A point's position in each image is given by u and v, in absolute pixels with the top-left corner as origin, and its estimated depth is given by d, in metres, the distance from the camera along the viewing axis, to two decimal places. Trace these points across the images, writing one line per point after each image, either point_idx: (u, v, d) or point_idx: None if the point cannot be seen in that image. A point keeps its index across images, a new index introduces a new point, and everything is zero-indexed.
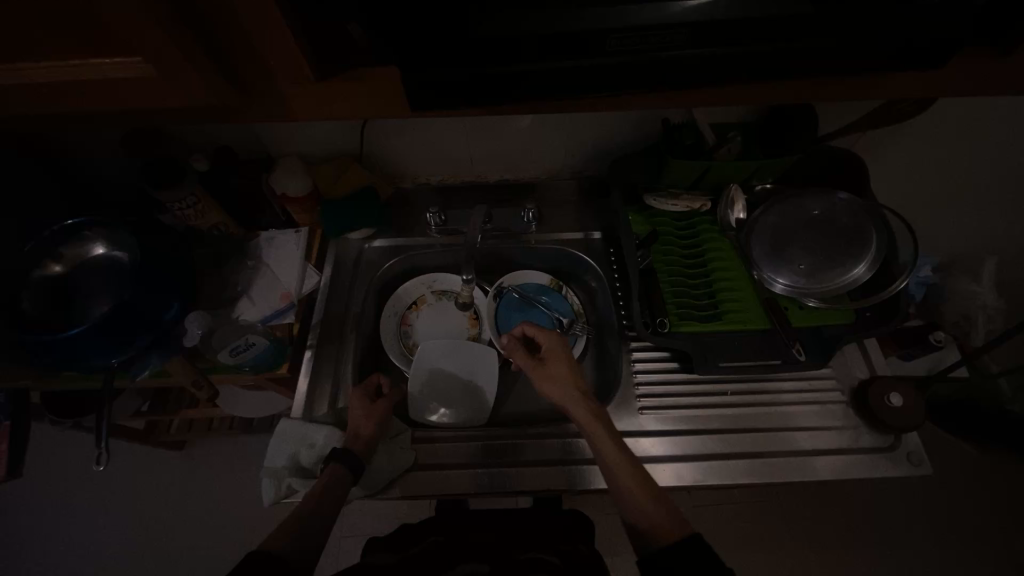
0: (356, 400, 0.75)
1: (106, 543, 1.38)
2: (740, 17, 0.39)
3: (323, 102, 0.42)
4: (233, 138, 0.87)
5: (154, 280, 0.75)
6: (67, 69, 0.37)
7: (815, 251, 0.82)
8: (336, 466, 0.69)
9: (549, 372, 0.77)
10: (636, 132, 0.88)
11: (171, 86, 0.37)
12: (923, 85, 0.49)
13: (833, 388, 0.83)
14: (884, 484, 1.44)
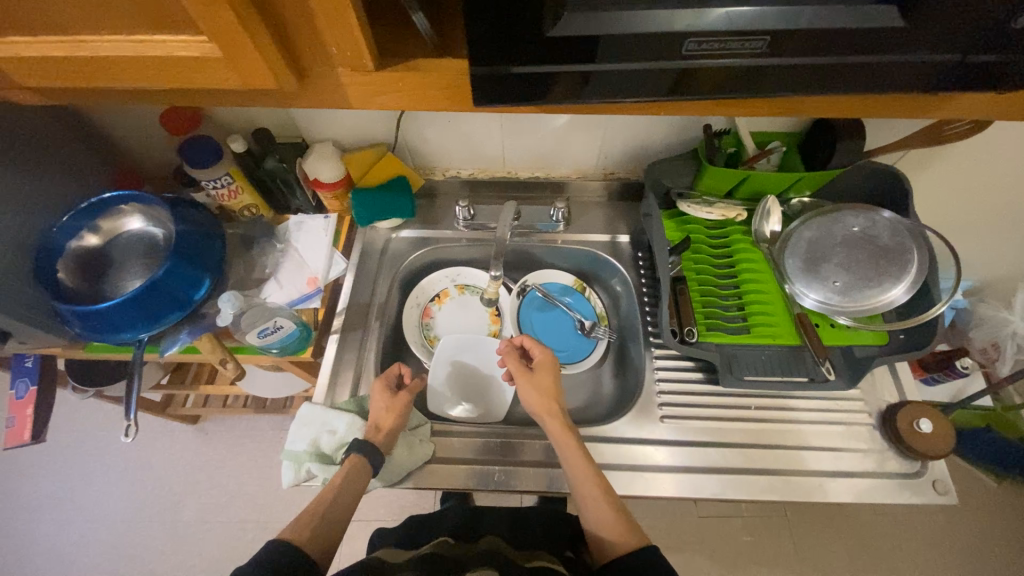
0: (379, 391, 0.75)
1: (119, 512, 1.41)
2: (826, 27, 0.37)
3: (377, 91, 0.42)
4: (270, 120, 0.87)
5: (187, 258, 0.76)
6: (133, 45, 0.37)
7: (853, 269, 0.80)
8: (355, 457, 0.69)
9: (534, 382, 0.78)
10: (674, 136, 0.86)
11: (230, 65, 0.37)
12: (996, 104, 0.47)
13: (861, 410, 0.81)
14: (897, 509, 1.41)
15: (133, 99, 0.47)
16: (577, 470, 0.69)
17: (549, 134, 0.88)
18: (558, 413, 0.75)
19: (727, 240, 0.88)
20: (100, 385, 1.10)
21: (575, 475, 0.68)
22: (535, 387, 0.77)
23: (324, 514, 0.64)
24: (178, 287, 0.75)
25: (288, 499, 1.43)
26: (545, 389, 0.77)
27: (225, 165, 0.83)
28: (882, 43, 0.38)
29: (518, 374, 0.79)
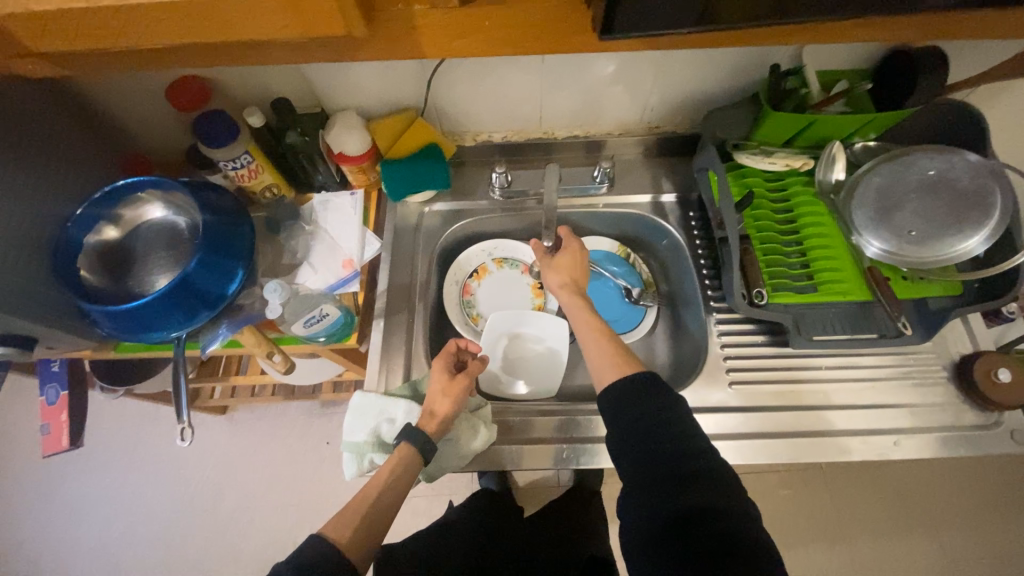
0: (437, 370, 0.71)
1: (160, 505, 1.42)
2: None
3: (447, 31, 0.44)
4: (286, 88, 0.79)
5: (217, 248, 0.71)
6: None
7: (930, 215, 0.74)
8: (409, 450, 0.66)
9: (554, 264, 0.81)
10: (730, 81, 0.79)
11: (301, 8, 0.37)
12: None
13: (934, 364, 0.78)
14: (942, 461, 1.38)
15: (190, 60, 0.45)
16: (587, 335, 0.72)
17: (593, 86, 0.81)
18: (576, 289, 0.78)
19: (787, 193, 0.82)
20: (129, 383, 1.07)
21: (585, 338, 0.72)
22: (557, 268, 0.80)
23: (374, 510, 0.62)
24: (210, 279, 0.70)
25: (327, 484, 1.43)
26: (565, 270, 0.80)
27: (244, 142, 0.76)
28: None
29: (541, 259, 0.83)
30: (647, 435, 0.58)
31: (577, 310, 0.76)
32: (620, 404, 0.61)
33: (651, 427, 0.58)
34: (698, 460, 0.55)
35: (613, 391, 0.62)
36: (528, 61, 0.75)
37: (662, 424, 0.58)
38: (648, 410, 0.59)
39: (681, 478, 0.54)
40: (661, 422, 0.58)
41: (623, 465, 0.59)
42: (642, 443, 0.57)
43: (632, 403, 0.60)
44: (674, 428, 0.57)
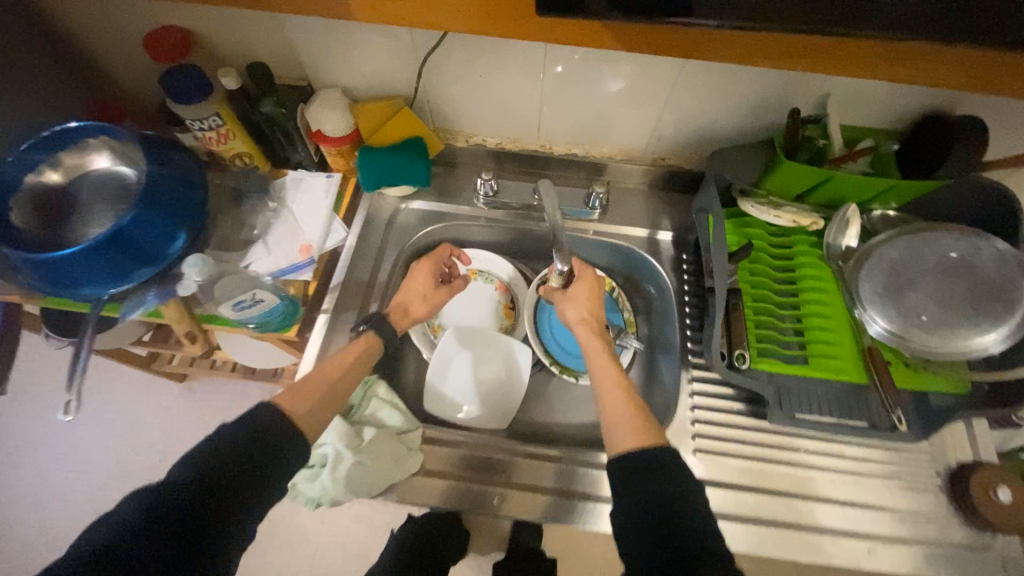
0: (424, 273, 0.76)
1: (95, 467, 1.35)
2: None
3: None
4: (271, 54, 0.74)
5: (161, 205, 0.66)
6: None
7: (946, 301, 0.66)
8: (367, 334, 0.68)
9: (573, 301, 0.72)
10: (744, 121, 0.73)
11: None
12: None
13: (927, 467, 0.69)
14: None
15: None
16: (607, 390, 0.61)
17: (595, 103, 0.74)
18: (599, 334, 0.68)
19: (791, 251, 0.75)
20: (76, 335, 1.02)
21: (602, 393, 0.61)
22: (576, 307, 0.71)
23: (325, 393, 0.59)
24: (149, 238, 0.66)
25: None
26: (585, 307, 0.71)
27: (214, 103, 0.71)
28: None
29: (557, 296, 0.74)
30: (656, 532, 0.47)
31: (597, 354, 0.66)
32: (639, 493, 0.49)
33: (662, 519, 0.47)
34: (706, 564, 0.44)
35: (633, 462, 0.51)
36: (529, 65, 0.70)
37: (673, 519, 0.47)
38: (662, 501, 0.48)
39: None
40: (673, 514, 0.47)
41: (633, 567, 0.47)
42: (643, 535, 0.47)
43: (651, 491, 0.49)
44: (689, 518, 0.47)
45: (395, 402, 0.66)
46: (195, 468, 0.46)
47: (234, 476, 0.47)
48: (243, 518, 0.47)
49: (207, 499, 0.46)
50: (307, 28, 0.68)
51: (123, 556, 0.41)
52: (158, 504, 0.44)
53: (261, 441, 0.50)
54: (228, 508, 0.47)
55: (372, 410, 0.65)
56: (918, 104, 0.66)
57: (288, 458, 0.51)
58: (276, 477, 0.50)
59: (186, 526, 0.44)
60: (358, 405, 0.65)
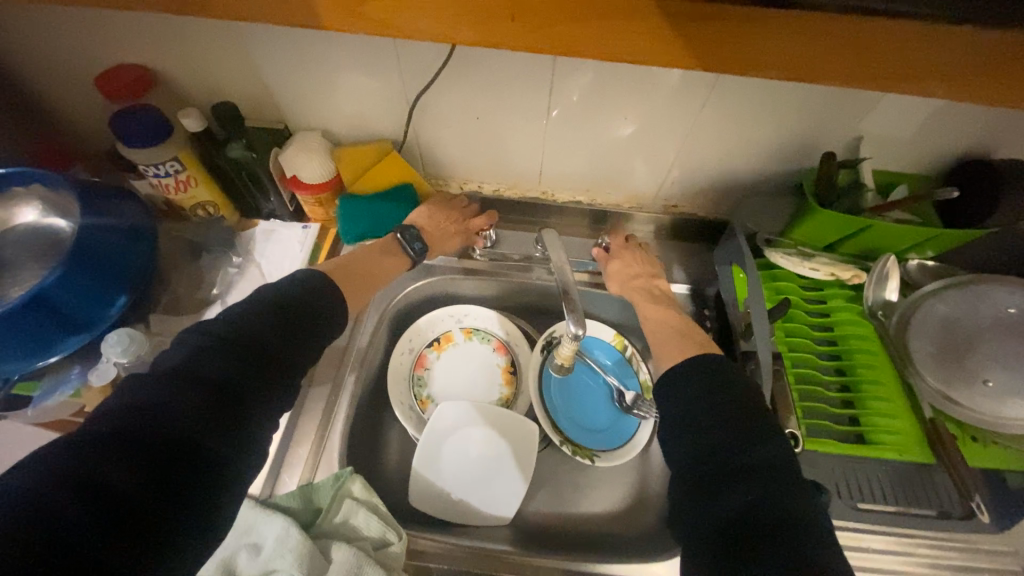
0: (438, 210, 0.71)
1: None
2: None
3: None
4: (242, 95, 0.67)
5: (93, 264, 0.55)
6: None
7: (1012, 365, 0.57)
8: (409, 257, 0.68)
9: (624, 264, 0.72)
10: (764, 166, 0.67)
11: None
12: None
13: (1010, 565, 0.58)
14: None
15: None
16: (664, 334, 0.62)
17: (603, 147, 0.68)
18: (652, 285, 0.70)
19: (827, 306, 0.67)
20: None
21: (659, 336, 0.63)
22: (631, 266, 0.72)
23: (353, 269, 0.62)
24: (76, 303, 0.54)
25: None
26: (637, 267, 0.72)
27: (174, 146, 0.62)
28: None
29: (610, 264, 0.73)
30: (716, 486, 0.43)
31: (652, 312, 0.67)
32: (683, 395, 0.49)
33: (721, 475, 0.43)
34: (771, 497, 0.40)
35: (683, 373, 0.51)
36: (530, 106, 0.63)
37: (738, 469, 0.43)
38: (727, 445, 0.44)
39: (747, 534, 0.39)
40: (733, 463, 0.43)
41: (678, 471, 0.46)
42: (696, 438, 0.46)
43: (708, 445, 0.45)
44: (750, 458, 0.43)
45: (373, 502, 0.53)
46: (200, 372, 0.41)
47: (243, 378, 0.43)
48: (257, 423, 0.43)
49: (217, 401, 0.41)
50: (284, 68, 0.61)
51: (126, 466, 0.35)
52: (160, 411, 0.38)
53: (272, 346, 0.46)
54: (240, 413, 0.42)
55: (344, 516, 0.51)
56: (954, 149, 0.60)
57: (297, 365, 0.48)
58: (286, 380, 0.47)
59: (194, 435, 0.39)
60: (326, 509, 0.51)
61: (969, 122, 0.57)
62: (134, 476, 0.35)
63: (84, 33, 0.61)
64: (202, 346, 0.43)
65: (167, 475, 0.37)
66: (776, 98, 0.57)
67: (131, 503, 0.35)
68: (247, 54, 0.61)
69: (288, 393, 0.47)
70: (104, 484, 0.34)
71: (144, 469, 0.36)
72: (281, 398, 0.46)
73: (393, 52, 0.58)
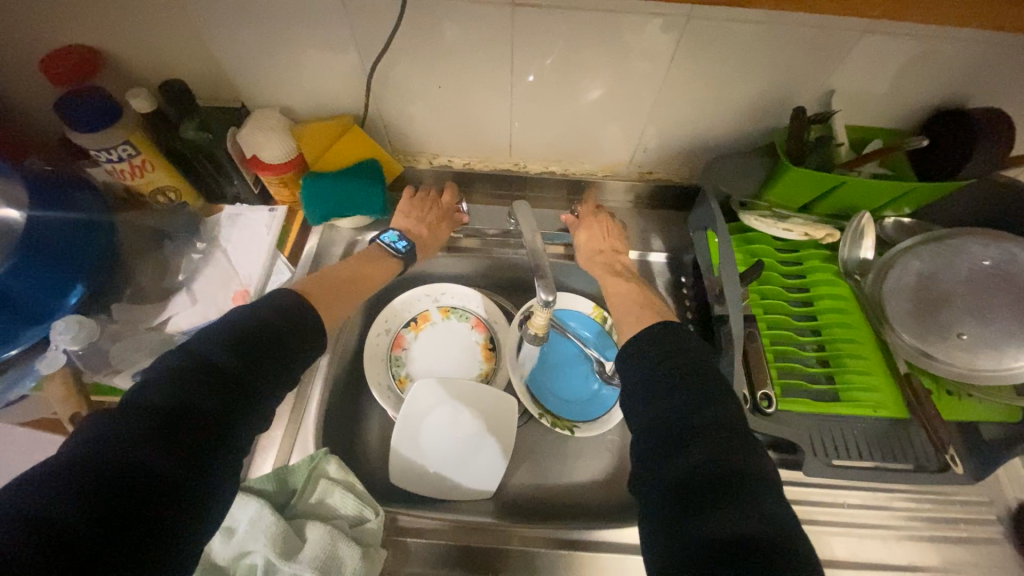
0: (418, 204, 0.72)
1: None
2: None
3: None
4: (195, 73, 0.64)
5: (44, 256, 0.53)
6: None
7: (987, 317, 0.57)
8: (397, 260, 0.67)
9: (591, 232, 0.71)
10: (739, 126, 0.65)
11: None
12: None
13: (982, 513, 0.59)
14: None
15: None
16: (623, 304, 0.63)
17: (571, 113, 0.66)
18: (616, 253, 0.70)
19: (803, 267, 0.67)
20: None
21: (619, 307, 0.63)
22: (597, 234, 0.71)
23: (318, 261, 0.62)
24: (28, 293, 0.53)
25: None
26: (603, 235, 0.71)
27: (124, 129, 0.60)
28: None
29: (578, 230, 0.72)
30: (670, 448, 0.43)
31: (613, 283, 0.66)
32: (646, 360, 0.49)
33: (674, 434, 0.43)
34: (719, 453, 0.40)
35: (643, 340, 0.51)
36: (493, 73, 0.61)
37: (691, 429, 0.43)
38: (682, 407, 0.44)
39: (698, 494, 0.39)
40: (685, 425, 0.43)
41: (635, 432, 0.46)
42: (652, 400, 0.46)
43: (659, 406, 0.45)
44: (696, 418, 0.43)
45: (349, 482, 0.53)
46: (154, 399, 0.40)
47: (203, 401, 0.42)
48: (221, 444, 0.42)
49: (172, 424, 0.40)
50: (233, 39, 0.58)
51: (78, 502, 0.34)
52: (113, 443, 0.37)
53: (228, 346, 0.45)
54: (199, 435, 0.41)
55: (319, 496, 0.51)
56: (929, 99, 0.59)
57: (266, 368, 0.46)
58: (254, 395, 0.45)
59: (147, 462, 0.38)
60: (301, 490, 0.51)
61: (946, 68, 0.55)
62: (87, 513, 0.34)
63: (19, 12, 0.58)
64: (159, 372, 0.42)
65: (117, 504, 0.35)
66: (747, 53, 0.55)
67: (78, 537, 0.34)
68: (193, 28, 0.59)
69: (257, 408, 0.46)
70: (49, 518, 0.33)
71: (91, 498, 0.35)
72: (252, 419, 0.45)
73: (345, 20, 0.55)
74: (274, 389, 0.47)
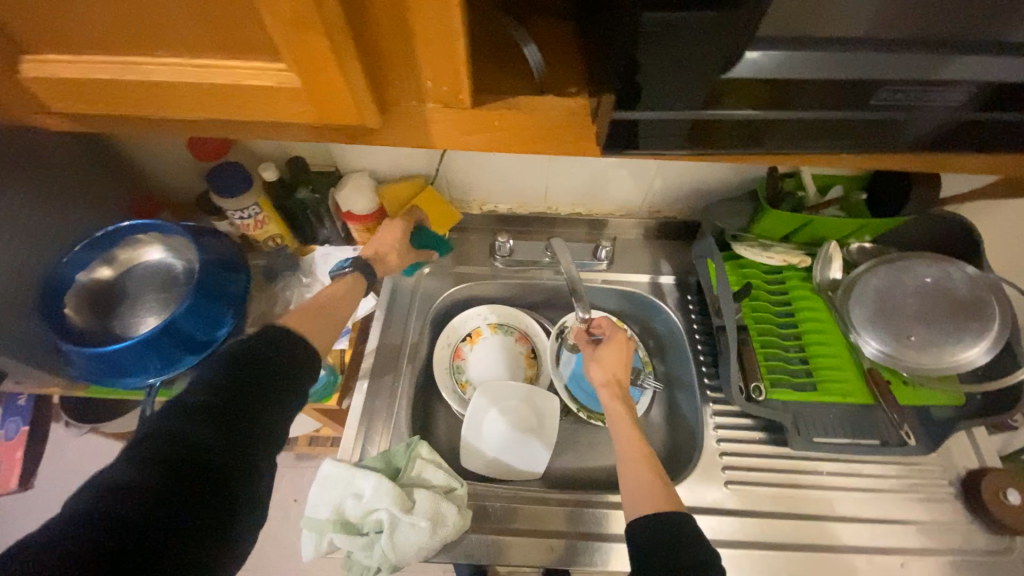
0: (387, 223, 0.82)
1: None
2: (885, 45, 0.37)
3: (461, 129, 0.42)
4: (304, 149, 0.82)
5: (208, 295, 0.71)
6: (170, 71, 0.37)
7: (930, 323, 0.73)
8: (353, 279, 0.77)
9: (598, 359, 0.76)
10: (730, 175, 0.82)
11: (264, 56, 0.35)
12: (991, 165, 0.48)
13: (937, 478, 0.74)
14: None
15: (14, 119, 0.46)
16: (625, 437, 0.65)
17: (595, 169, 0.83)
18: (619, 388, 0.73)
19: (786, 285, 0.83)
20: (97, 421, 1.03)
21: (622, 442, 0.65)
22: (602, 365, 0.75)
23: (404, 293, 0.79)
24: (198, 326, 0.70)
25: (276, 551, 1.24)
26: (609, 364, 0.75)
27: (254, 194, 0.78)
28: (908, 94, 0.39)
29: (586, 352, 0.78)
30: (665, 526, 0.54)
31: (619, 420, 0.68)
32: (650, 526, 0.53)
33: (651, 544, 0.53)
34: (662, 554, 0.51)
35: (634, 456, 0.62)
36: None
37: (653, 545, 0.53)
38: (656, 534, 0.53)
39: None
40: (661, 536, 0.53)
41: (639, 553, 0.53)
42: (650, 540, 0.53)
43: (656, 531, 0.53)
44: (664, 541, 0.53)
45: (438, 461, 0.69)
46: (208, 394, 0.52)
47: (242, 395, 0.53)
48: (258, 427, 0.53)
49: (220, 416, 0.51)
50: None
51: (156, 477, 0.45)
52: (180, 432, 0.49)
53: (256, 353, 0.58)
54: (242, 421, 0.52)
55: (417, 471, 0.67)
56: None
57: (289, 369, 0.59)
58: (281, 395, 0.57)
59: (207, 440, 0.49)
60: (405, 467, 0.67)
61: None
62: (165, 482, 0.45)
63: None
64: (207, 374, 0.54)
65: (181, 476, 0.46)
66: None
67: (160, 498, 0.45)
68: None
69: (286, 405, 0.57)
70: (127, 487, 0.44)
71: (165, 475, 0.46)
72: (281, 409, 0.56)
73: None
74: (293, 395, 0.58)
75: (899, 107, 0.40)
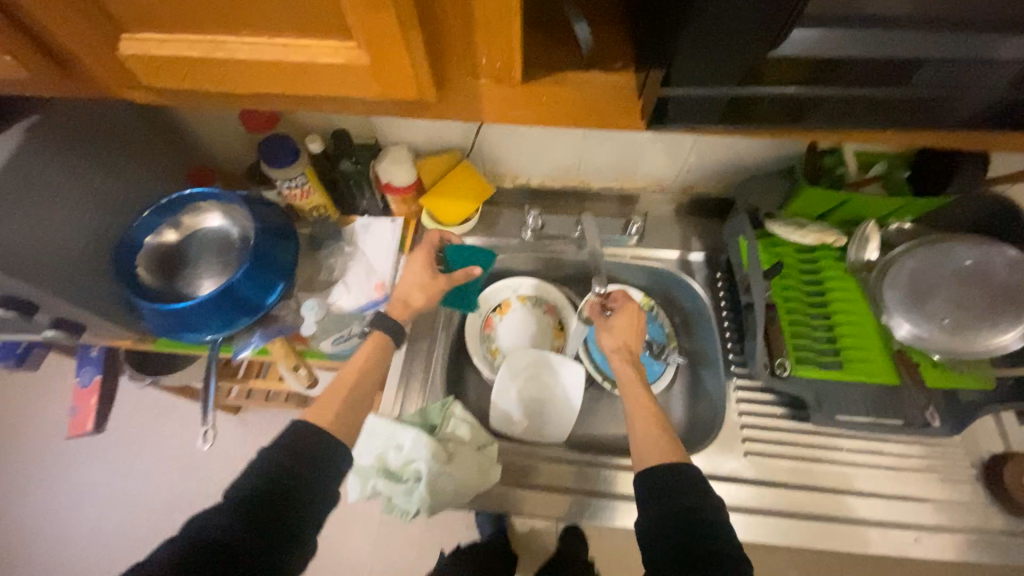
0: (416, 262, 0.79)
1: (132, 494, 1.31)
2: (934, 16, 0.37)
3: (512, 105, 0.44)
4: (347, 122, 0.86)
5: (262, 260, 0.76)
6: (251, 50, 0.40)
7: (964, 307, 0.72)
8: (382, 341, 0.73)
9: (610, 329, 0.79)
10: (767, 152, 0.81)
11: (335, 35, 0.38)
12: None
13: (960, 459, 0.75)
14: None
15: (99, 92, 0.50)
16: (634, 402, 0.69)
17: (629, 145, 0.84)
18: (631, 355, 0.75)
19: (819, 265, 0.83)
20: (158, 374, 1.13)
21: (631, 406, 0.68)
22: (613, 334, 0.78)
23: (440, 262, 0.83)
24: (253, 288, 0.76)
25: None
26: (620, 333, 0.78)
27: (301, 165, 0.82)
28: (951, 73, 0.39)
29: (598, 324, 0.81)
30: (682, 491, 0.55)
31: (630, 385, 0.71)
32: (654, 475, 0.56)
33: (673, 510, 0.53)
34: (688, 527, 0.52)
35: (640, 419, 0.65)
36: None
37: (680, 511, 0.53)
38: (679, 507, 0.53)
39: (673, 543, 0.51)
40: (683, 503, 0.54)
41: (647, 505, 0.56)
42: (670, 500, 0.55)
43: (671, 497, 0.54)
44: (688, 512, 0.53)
45: (471, 420, 0.74)
46: (239, 496, 0.52)
47: (274, 497, 0.52)
48: (288, 535, 0.52)
49: (250, 519, 0.51)
50: None
51: None
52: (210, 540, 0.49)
53: (290, 445, 0.56)
54: (272, 527, 0.51)
55: (453, 428, 0.72)
56: None
57: (325, 466, 0.57)
58: (316, 493, 0.55)
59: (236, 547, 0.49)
60: (440, 424, 0.73)
61: None
62: None
63: None
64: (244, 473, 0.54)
65: None
66: None
67: None
68: None
69: (319, 507, 0.55)
70: None
71: None
72: (314, 512, 0.55)
73: None
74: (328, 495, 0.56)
75: (940, 85, 0.41)
